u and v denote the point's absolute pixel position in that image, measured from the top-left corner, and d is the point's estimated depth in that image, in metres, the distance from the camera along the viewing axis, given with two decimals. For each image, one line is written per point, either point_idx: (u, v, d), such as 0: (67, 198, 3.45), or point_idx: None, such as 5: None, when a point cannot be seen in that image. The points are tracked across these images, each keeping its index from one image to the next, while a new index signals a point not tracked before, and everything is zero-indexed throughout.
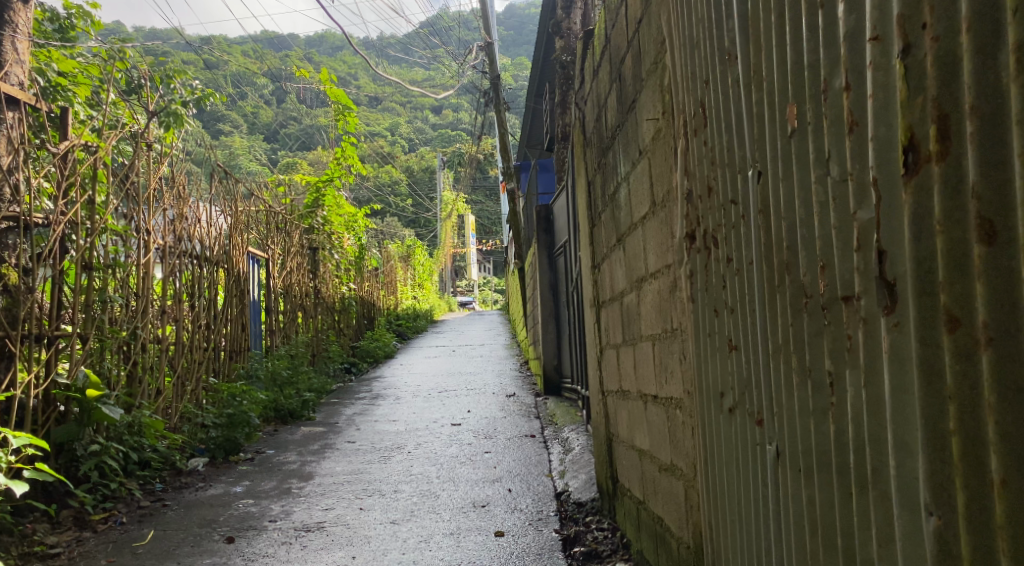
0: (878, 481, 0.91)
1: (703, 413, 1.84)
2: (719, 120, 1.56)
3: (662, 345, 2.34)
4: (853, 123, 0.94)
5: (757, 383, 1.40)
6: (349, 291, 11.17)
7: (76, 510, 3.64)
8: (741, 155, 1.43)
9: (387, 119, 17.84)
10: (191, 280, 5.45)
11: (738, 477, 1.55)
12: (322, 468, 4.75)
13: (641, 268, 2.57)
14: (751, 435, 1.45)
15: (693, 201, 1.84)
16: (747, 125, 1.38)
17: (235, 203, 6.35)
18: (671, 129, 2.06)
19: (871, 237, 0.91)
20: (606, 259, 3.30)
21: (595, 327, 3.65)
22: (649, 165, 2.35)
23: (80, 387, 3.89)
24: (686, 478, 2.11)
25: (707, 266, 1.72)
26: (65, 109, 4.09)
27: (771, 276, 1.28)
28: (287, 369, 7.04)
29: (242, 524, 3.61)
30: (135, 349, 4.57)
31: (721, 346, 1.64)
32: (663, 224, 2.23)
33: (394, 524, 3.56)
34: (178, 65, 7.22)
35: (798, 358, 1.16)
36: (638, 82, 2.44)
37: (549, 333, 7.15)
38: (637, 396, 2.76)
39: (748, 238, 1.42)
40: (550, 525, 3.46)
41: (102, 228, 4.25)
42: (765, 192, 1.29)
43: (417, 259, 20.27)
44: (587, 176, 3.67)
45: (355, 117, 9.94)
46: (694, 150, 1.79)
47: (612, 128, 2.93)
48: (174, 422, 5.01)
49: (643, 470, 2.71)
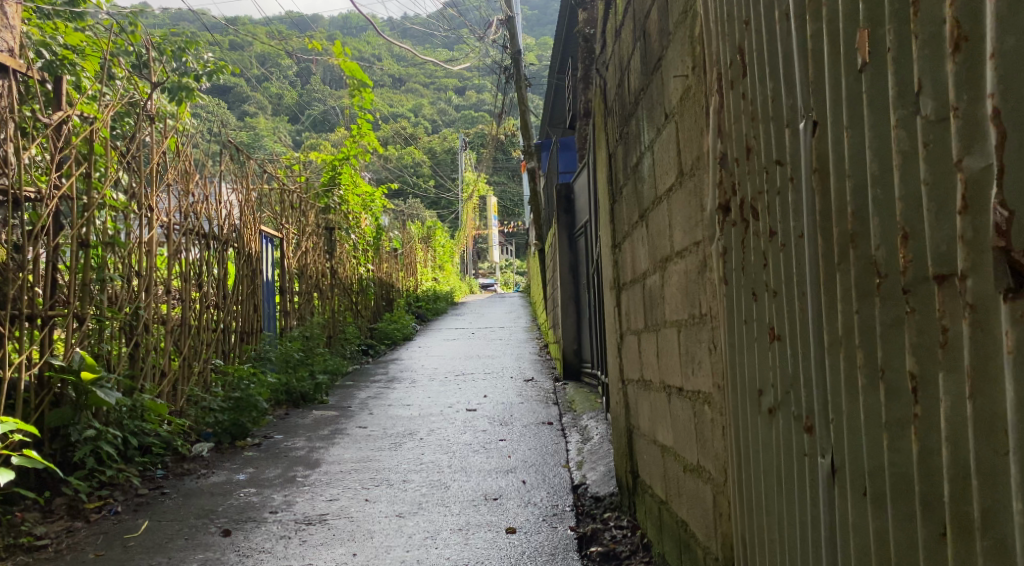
0: (991, 525, 0.67)
1: (735, 411, 1.61)
2: (762, 68, 1.32)
3: (688, 332, 2.10)
4: (960, 40, 0.69)
5: (805, 380, 1.17)
6: (367, 272, 10.98)
7: (71, 497, 3.48)
8: (790, 104, 1.19)
9: (410, 100, 17.55)
10: (199, 260, 5.25)
11: (778, 487, 1.33)
12: (330, 454, 4.57)
13: (666, 246, 2.33)
14: (798, 441, 1.22)
15: (727, 165, 1.59)
16: (799, 67, 1.13)
17: (246, 180, 6.12)
18: (702, 87, 1.81)
19: (987, 193, 0.66)
20: (628, 238, 3.05)
21: (615, 311, 3.41)
22: (676, 130, 2.10)
23: (75, 369, 3.71)
24: (714, 481, 1.87)
25: (744, 242, 1.48)
26: (61, 78, 3.95)
27: (827, 250, 1.04)
28: (300, 351, 6.86)
29: (240, 516, 3.43)
30: (137, 328, 4.39)
31: (761, 335, 1.40)
32: (691, 196, 1.99)
33: (400, 518, 3.36)
34: (191, 36, 6.97)
35: (864, 353, 0.92)
36: (665, 37, 2.18)
37: (569, 317, 6.90)
38: (659, 387, 2.53)
39: (797, 206, 1.18)
40: (565, 522, 3.24)
41: (100, 202, 4.08)
42: (821, 148, 1.05)
43: (438, 240, 20.05)
44: (609, 149, 3.40)
45: (372, 93, 9.64)
46: (729, 105, 1.55)
47: (635, 92, 2.68)
48: (181, 405, 4.85)
49: (666, 468, 2.48)
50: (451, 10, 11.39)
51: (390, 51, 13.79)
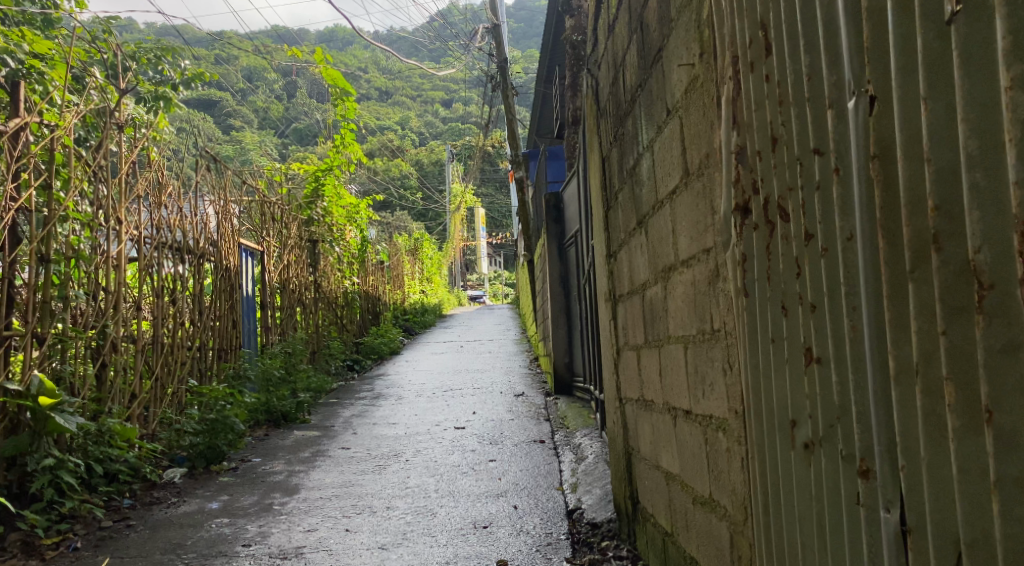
0: None
1: (759, 441, 1.39)
2: (792, 41, 1.13)
3: (697, 350, 1.88)
4: None
5: (859, 411, 0.96)
6: (352, 285, 10.73)
7: (26, 533, 3.23)
8: (832, 82, 0.99)
9: (398, 113, 17.35)
10: (172, 275, 5.00)
11: (820, 539, 1.12)
12: (310, 479, 4.32)
13: (668, 255, 2.12)
14: (850, 485, 1.02)
15: (746, 160, 1.39)
16: (844, 36, 0.93)
17: (224, 192, 5.87)
18: (711, 74, 1.62)
19: None
20: (623, 246, 2.85)
21: (611, 324, 3.19)
22: (681, 125, 1.90)
23: (33, 394, 3.44)
24: (732, 519, 1.66)
25: (771, 247, 1.27)
26: (18, 85, 3.70)
27: (892, 254, 0.84)
28: (281, 367, 6.61)
29: (211, 550, 3.18)
30: (104, 348, 4.14)
31: (793, 357, 1.19)
32: (699, 198, 1.78)
33: (383, 550, 3.13)
34: (169, 46, 6.73)
35: (956, 388, 0.72)
36: (666, 25, 1.98)
37: (559, 329, 6.68)
38: (662, 408, 2.32)
39: (845, 202, 0.97)
40: (560, 553, 3.00)
41: (62, 215, 3.84)
42: (881, 129, 0.85)
43: (425, 251, 19.82)
44: (601, 151, 3.19)
45: (355, 102, 9.39)
46: (746, 91, 1.35)
47: (632, 89, 2.47)
48: (152, 427, 4.60)
49: (671, 497, 2.27)
50: (437, 20, 11.20)
51: (377, 63, 13.60)
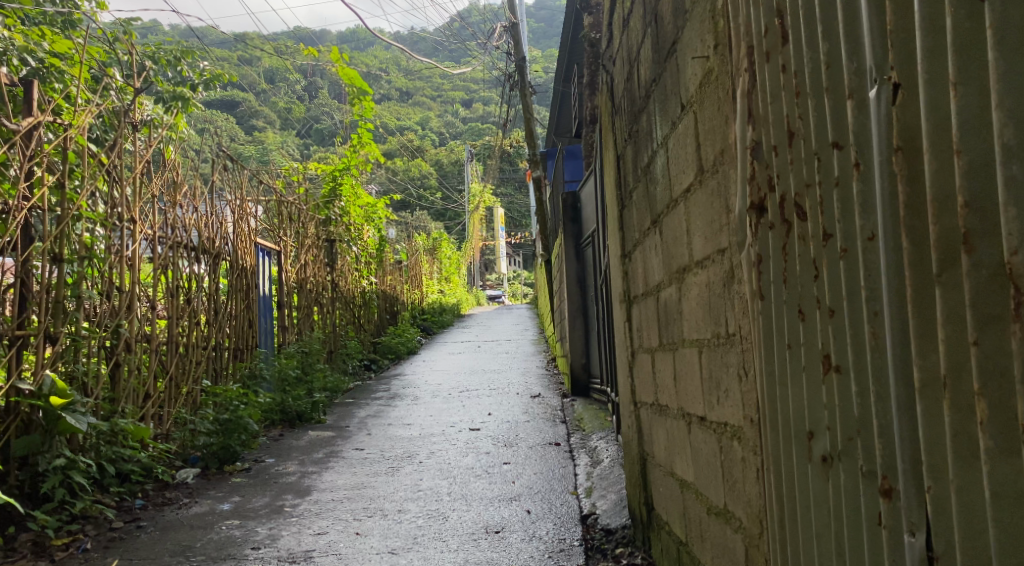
0: None
1: (775, 452, 1.32)
2: (810, 26, 1.06)
3: (713, 354, 1.81)
4: None
5: (881, 425, 0.89)
6: (370, 285, 10.70)
7: (37, 533, 3.22)
8: (852, 70, 0.92)
9: (419, 114, 17.33)
10: (188, 275, 4.98)
11: (839, 558, 1.05)
12: (322, 480, 4.29)
13: (683, 255, 2.05)
14: (871, 504, 0.96)
15: (762, 155, 1.32)
16: (865, 18, 0.86)
17: (240, 191, 5.83)
18: (726, 66, 1.55)
19: None
20: (638, 246, 2.78)
21: (625, 326, 3.12)
22: (695, 121, 1.83)
23: (45, 393, 3.44)
24: (747, 531, 1.59)
25: (787, 246, 1.20)
26: (31, 85, 3.66)
27: (917, 255, 0.77)
28: (297, 367, 6.59)
29: (220, 553, 3.15)
30: (118, 348, 4.13)
31: (812, 364, 1.12)
32: (713, 197, 1.71)
33: (393, 555, 3.08)
34: (188, 46, 6.69)
35: (991, 405, 0.66)
36: (681, 16, 1.91)
37: (575, 330, 6.60)
38: (676, 414, 2.26)
39: (866, 199, 0.90)
40: (573, 559, 2.93)
41: (75, 215, 3.79)
42: (905, 119, 0.78)
43: (444, 250, 19.81)
44: (617, 149, 3.11)
45: (372, 101, 9.35)
46: (761, 82, 1.28)
47: (647, 84, 2.39)
48: (167, 427, 4.60)
49: (685, 506, 2.20)
50: (456, 21, 11.14)
51: (398, 63, 13.56)
